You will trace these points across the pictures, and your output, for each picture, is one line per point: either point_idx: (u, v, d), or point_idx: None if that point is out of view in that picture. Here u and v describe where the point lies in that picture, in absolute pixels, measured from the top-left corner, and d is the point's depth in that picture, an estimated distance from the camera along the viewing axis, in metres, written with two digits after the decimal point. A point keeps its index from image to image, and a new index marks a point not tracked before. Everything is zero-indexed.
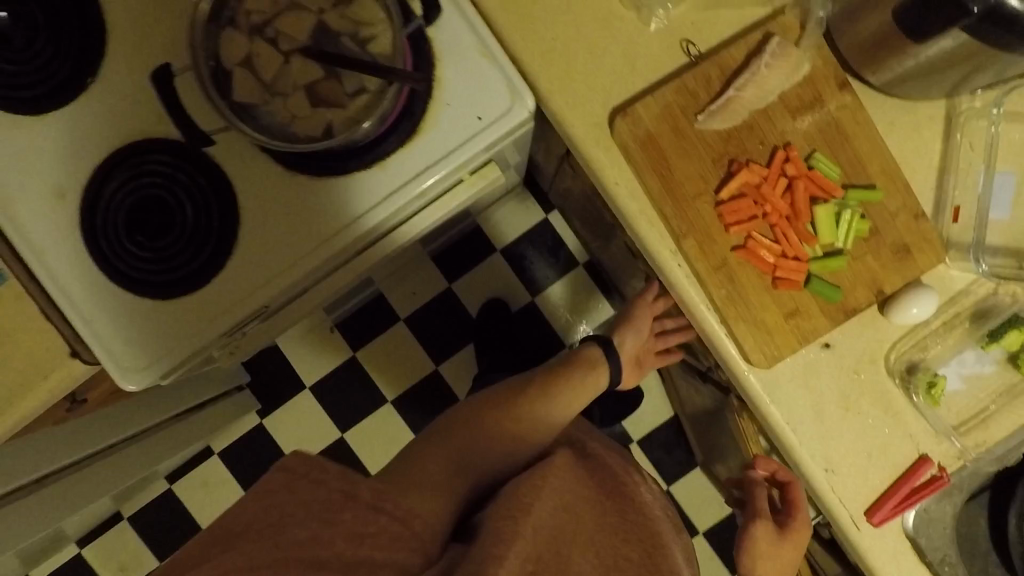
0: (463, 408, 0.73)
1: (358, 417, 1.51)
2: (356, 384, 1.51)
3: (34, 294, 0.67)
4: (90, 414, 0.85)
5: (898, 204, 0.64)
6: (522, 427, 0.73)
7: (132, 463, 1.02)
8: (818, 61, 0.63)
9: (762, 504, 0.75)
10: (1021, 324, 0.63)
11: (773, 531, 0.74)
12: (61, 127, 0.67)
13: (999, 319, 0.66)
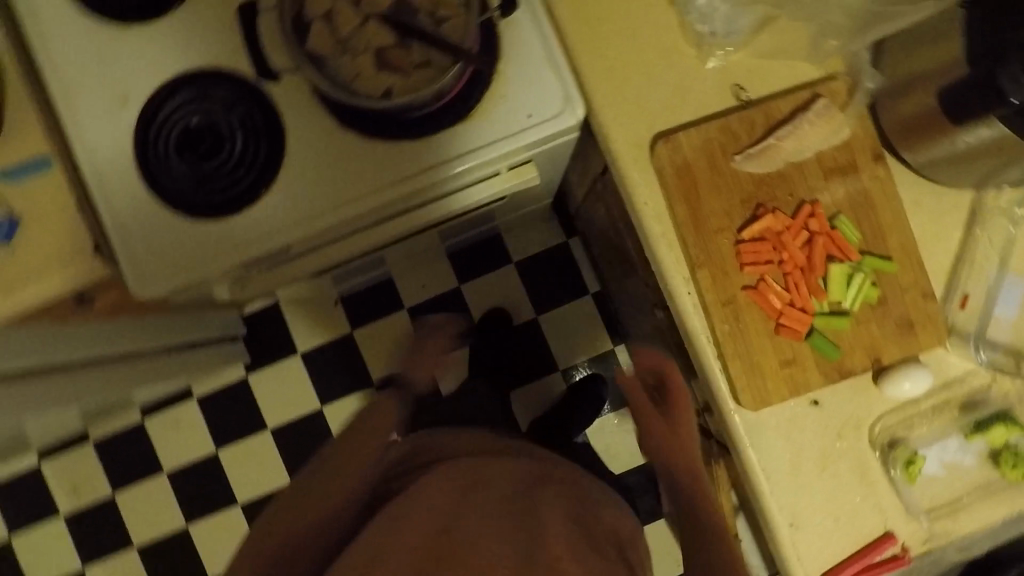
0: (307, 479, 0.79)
1: (342, 394, 1.52)
2: (347, 361, 1.53)
3: (75, 187, 0.70)
4: (94, 319, 0.88)
5: (909, 280, 0.66)
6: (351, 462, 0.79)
7: (116, 382, 1.04)
8: (859, 130, 0.66)
9: (642, 403, 0.74)
10: (1009, 420, 0.64)
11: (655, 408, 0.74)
12: (140, 41, 0.71)
13: (987, 412, 0.66)
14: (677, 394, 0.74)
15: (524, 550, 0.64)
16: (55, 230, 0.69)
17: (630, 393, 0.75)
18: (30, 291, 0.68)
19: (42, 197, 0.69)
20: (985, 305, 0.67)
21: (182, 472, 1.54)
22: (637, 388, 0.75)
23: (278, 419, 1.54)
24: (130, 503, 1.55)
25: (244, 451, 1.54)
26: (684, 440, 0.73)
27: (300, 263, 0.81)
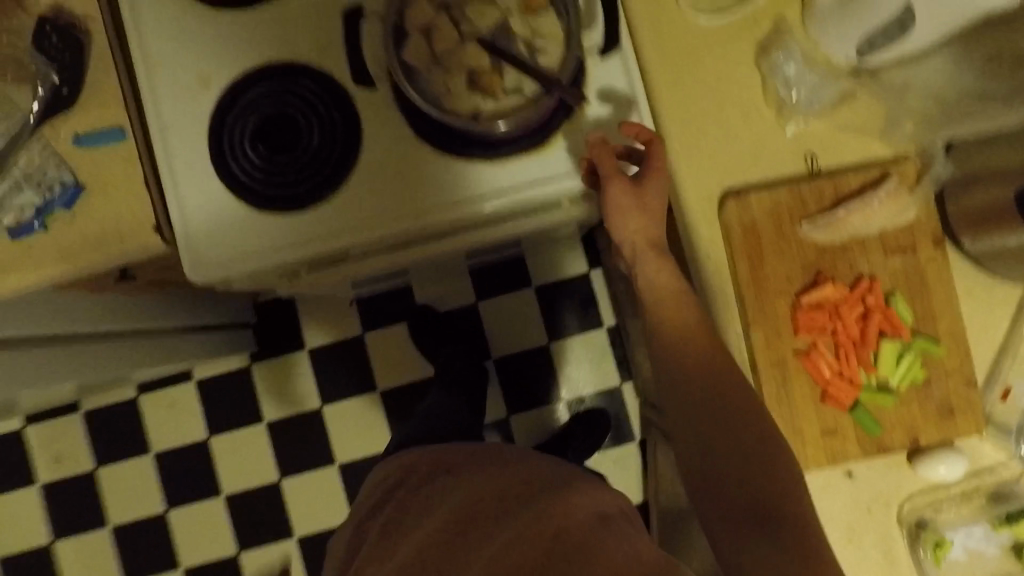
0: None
1: (345, 395, 1.51)
2: (354, 363, 1.52)
3: (142, 161, 0.69)
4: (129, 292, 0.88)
5: (955, 366, 0.67)
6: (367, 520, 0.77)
7: (132, 358, 1.03)
8: (924, 213, 0.67)
9: (612, 173, 0.64)
10: None
11: (628, 187, 0.64)
12: (229, 27, 0.71)
13: (1016, 505, 0.67)
14: (654, 168, 0.64)
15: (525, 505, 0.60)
16: (117, 202, 0.69)
17: (596, 158, 0.64)
18: (85, 260, 0.68)
19: (110, 168, 0.68)
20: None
21: (169, 453, 1.52)
22: (610, 156, 0.64)
23: (275, 413, 1.52)
24: (112, 478, 1.52)
25: (236, 441, 1.52)
26: (650, 215, 0.65)
27: (349, 268, 0.80)
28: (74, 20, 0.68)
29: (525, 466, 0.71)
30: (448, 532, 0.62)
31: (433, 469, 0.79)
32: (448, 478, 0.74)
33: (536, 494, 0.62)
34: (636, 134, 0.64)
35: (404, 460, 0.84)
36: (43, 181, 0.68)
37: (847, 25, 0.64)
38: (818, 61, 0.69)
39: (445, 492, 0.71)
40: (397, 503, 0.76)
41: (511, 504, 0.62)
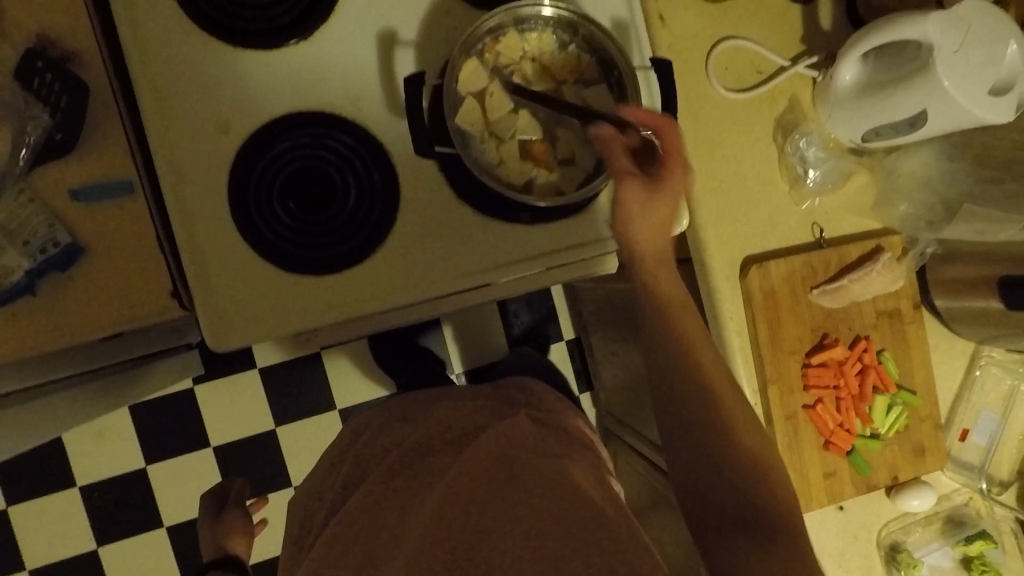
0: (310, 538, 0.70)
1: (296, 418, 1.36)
2: (306, 382, 1.36)
3: (153, 216, 0.62)
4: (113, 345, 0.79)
5: (927, 413, 0.78)
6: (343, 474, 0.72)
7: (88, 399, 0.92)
8: (907, 281, 0.77)
9: (623, 167, 0.54)
10: (988, 537, 0.79)
11: (640, 184, 0.54)
12: (252, 69, 0.65)
13: (969, 529, 0.80)
14: (671, 161, 0.55)
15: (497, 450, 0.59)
16: (124, 262, 0.61)
17: (605, 147, 0.54)
18: (86, 330, 0.61)
19: (116, 223, 0.61)
20: (979, 438, 0.81)
21: (99, 486, 1.31)
22: (624, 140, 0.55)
23: (222, 437, 1.34)
24: (23, 519, 1.29)
25: (174, 469, 1.33)
26: (660, 219, 0.55)
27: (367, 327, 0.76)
28: (69, 54, 0.60)
29: (466, 398, 0.72)
30: (411, 474, 0.64)
31: (379, 419, 0.76)
32: (401, 425, 0.73)
33: (485, 425, 0.65)
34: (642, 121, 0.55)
35: (356, 421, 0.81)
36: (31, 240, 0.59)
37: (854, 116, 0.71)
38: (829, 142, 0.76)
39: (397, 439, 0.70)
40: (353, 457, 0.74)
41: (460, 438, 0.65)
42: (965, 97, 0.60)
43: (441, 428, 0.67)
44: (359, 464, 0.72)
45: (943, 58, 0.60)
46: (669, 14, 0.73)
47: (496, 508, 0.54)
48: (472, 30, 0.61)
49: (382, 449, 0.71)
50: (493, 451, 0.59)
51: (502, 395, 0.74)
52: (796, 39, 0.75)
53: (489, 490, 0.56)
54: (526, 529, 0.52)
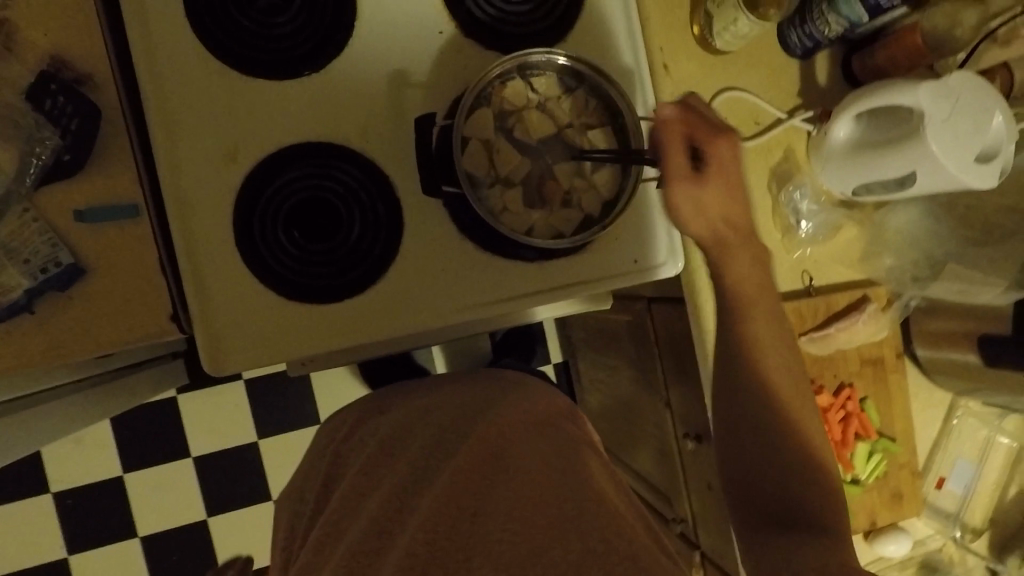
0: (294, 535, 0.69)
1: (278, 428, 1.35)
2: (291, 392, 1.35)
3: (156, 240, 0.62)
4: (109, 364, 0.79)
5: (905, 460, 0.80)
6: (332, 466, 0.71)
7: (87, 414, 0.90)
8: (890, 331, 0.79)
9: (681, 166, 0.59)
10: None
11: (686, 174, 0.60)
12: (263, 99, 0.65)
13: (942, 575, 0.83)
14: (715, 142, 0.60)
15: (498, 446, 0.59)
16: (125, 285, 0.61)
17: (662, 143, 0.60)
18: (82, 349, 0.60)
19: (119, 246, 0.61)
20: (955, 487, 0.84)
21: (74, 493, 1.28)
22: (680, 135, 0.60)
23: (204, 447, 1.32)
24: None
25: (153, 478, 1.31)
26: (716, 200, 0.60)
27: (364, 353, 0.76)
28: (81, 75, 0.60)
29: (446, 388, 0.73)
30: (396, 473, 0.61)
31: (362, 413, 0.76)
32: (381, 417, 0.73)
33: (472, 413, 0.66)
34: (692, 124, 0.60)
35: (335, 420, 0.82)
36: (30, 260, 0.59)
37: (846, 172, 0.73)
38: (821, 195, 0.78)
39: (381, 429, 0.70)
40: (335, 453, 0.73)
41: (446, 429, 0.64)
42: (952, 163, 0.63)
43: (426, 420, 0.67)
44: (340, 462, 0.71)
45: (934, 124, 0.62)
46: (672, 64, 0.75)
47: (490, 500, 0.54)
48: (484, 74, 0.63)
49: (367, 440, 0.71)
50: (483, 442, 0.60)
51: (497, 380, 0.74)
52: (793, 93, 0.78)
53: (476, 483, 0.56)
54: (511, 516, 0.52)
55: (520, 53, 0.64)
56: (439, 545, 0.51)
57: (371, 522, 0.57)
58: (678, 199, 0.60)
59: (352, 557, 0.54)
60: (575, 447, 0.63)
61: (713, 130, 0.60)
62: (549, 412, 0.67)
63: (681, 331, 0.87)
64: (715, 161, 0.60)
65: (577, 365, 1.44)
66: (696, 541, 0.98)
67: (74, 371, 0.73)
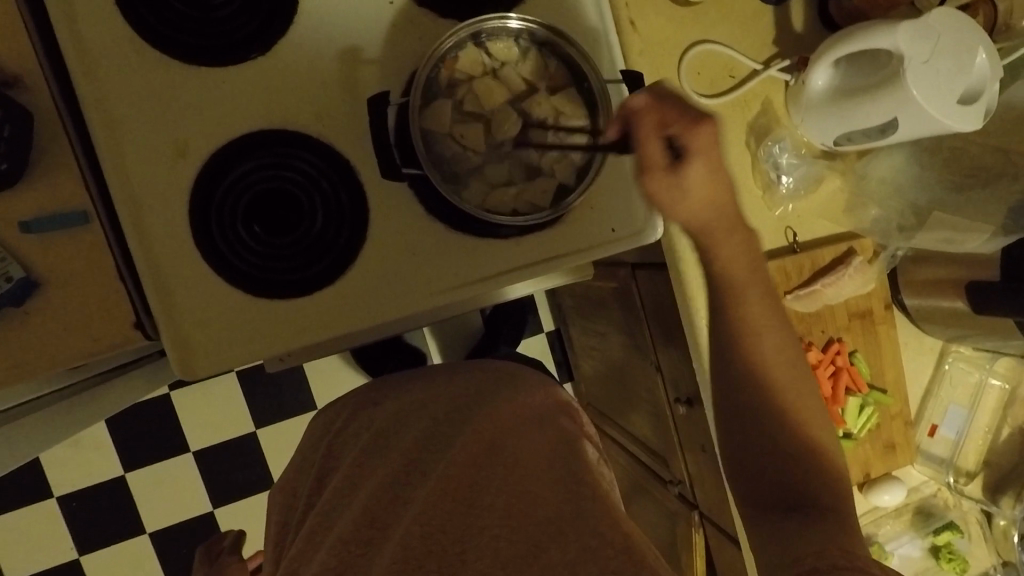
0: (285, 524, 0.69)
1: (274, 416, 1.32)
2: (282, 380, 1.31)
3: (110, 245, 0.60)
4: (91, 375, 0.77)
5: (897, 410, 0.80)
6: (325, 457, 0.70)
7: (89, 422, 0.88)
8: (878, 282, 0.78)
9: (655, 157, 0.56)
10: (956, 528, 0.82)
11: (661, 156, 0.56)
12: (209, 88, 0.62)
13: (938, 519, 0.84)
14: (694, 134, 0.55)
15: (494, 445, 0.58)
16: (82, 295, 0.59)
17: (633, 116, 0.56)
18: (46, 365, 0.58)
19: (71, 255, 0.59)
20: (948, 433, 0.84)
21: (78, 496, 1.25)
22: (649, 128, 0.56)
23: (202, 441, 1.29)
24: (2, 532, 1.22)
25: (154, 476, 1.28)
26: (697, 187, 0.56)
27: (342, 344, 0.74)
28: (9, 77, 0.57)
29: (441, 373, 0.70)
30: (388, 465, 0.60)
31: (356, 401, 0.74)
32: (375, 408, 0.70)
33: (466, 405, 0.63)
34: (665, 111, 0.56)
35: (334, 407, 0.77)
36: None
37: (825, 121, 0.70)
38: (802, 147, 0.76)
39: (375, 420, 0.67)
40: (329, 444, 0.70)
41: (441, 420, 0.63)
42: (933, 106, 0.60)
43: (415, 411, 0.66)
44: (333, 454, 0.69)
45: (912, 67, 0.59)
46: (639, 19, 0.72)
47: (485, 496, 0.54)
48: (438, 46, 0.60)
49: (359, 432, 0.69)
50: (478, 437, 0.58)
51: (490, 364, 0.71)
52: (768, 41, 0.75)
53: (472, 476, 0.55)
54: (507, 511, 0.52)
55: (474, 20, 0.61)
56: (434, 538, 0.51)
57: (363, 512, 0.56)
58: (674, 198, 0.57)
59: (344, 546, 0.54)
60: (573, 440, 0.61)
61: (692, 121, 0.55)
62: (547, 403, 0.65)
63: (666, 296, 0.85)
64: (695, 150, 0.55)
65: (568, 332, 1.43)
66: (695, 501, 0.98)
67: (46, 382, 0.70)
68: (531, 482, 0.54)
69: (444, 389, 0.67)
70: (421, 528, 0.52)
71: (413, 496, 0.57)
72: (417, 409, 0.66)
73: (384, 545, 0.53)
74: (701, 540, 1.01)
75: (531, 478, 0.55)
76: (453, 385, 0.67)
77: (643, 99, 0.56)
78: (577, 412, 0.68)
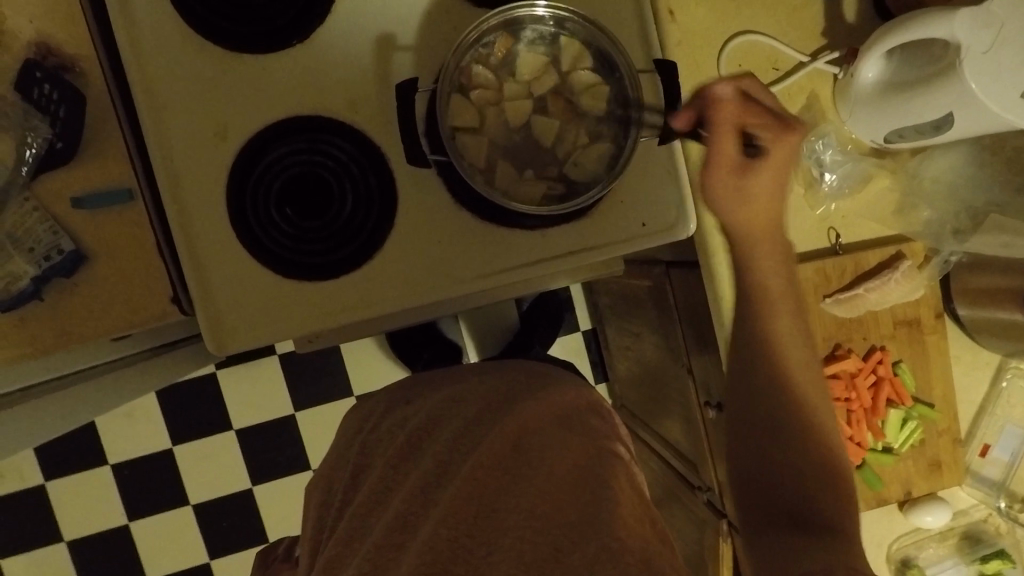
0: (313, 512, 0.70)
1: (312, 399, 1.35)
2: (321, 366, 1.35)
3: (151, 222, 0.63)
4: (134, 350, 0.81)
5: (944, 426, 0.75)
6: (354, 451, 0.70)
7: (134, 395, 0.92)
8: (928, 290, 0.73)
9: (727, 153, 0.53)
10: (1006, 557, 0.77)
11: (728, 164, 0.53)
12: (249, 72, 0.64)
13: (990, 548, 0.79)
14: (777, 142, 0.53)
15: (522, 448, 0.55)
16: (125, 269, 0.62)
17: (719, 111, 0.53)
18: (92, 334, 0.62)
19: (116, 232, 0.62)
20: (1002, 454, 0.78)
21: (131, 464, 1.31)
22: (729, 126, 0.53)
23: (244, 419, 1.34)
24: (62, 493, 1.30)
25: (200, 450, 1.33)
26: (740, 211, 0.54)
27: (369, 328, 0.76)
28: (66, 61, 0.61)
29: (474, 374, 0.69)
30: (420, 468, 0.58)
31: (389, 397, 0.74)
32: (407, 407, 0.70)
33: (498, 406, 0.61)
34: (746, 114, 0.53)
35: (365, 407, 0.77)
36: (35, 248, 0.60)
37: (874, 117, 0.67)
38: (848, 144, 0.72)
39: (409, 422, 0.66)
40: (360, 446, 0.69)
41: (471, 423, 0.60)
42: (992, 100, 0.56)
43: (446, 412, 0.64)
44: (368, 451, 0.68)
45: (970, 57, 0.55)
46: (678, 8, 0.69)
47: (508, 501, 0.51)
48: (469, 34, 0.61)
49: (389, 424, 0.69)
50: (504, 437, 0.56)
51: (512, 364, 0.71)
52: (816, 33, 0.71)
53: (498, 480, 0.53)
54: (531, 512, 0.49)
55: (505, 8, 0.61)
56: (461, 541, 0.50)
57: (392, 520, 0.54)
58: (722, 194, 0.54)
59: (377, 551, 0.53)
60: (603, 437, 0.58)
61: (783, 127, 0.53)
62: (576, 405, 0.62)
63: (700, 295, 0.83)
64: (772, 160, 0.53)
65: (604, 333, 1.41)
66: (725, 511, 0.95)
67: (91, 351, 0.74)
68: (555, 482, 0.51)
69: (473, 390, 0.65)
70: (445, 527, 0.50)
71: (435, 494, 0.55)
72: (445, 414, 0.64)
73: (409, 545, 0.52)
74: (730, 552, 0.97)
75: (556, 479, 0.52)
76: (483, 386, 0.65)
77: (733, 95, 0.53)
78: (608, 416, 0.64)
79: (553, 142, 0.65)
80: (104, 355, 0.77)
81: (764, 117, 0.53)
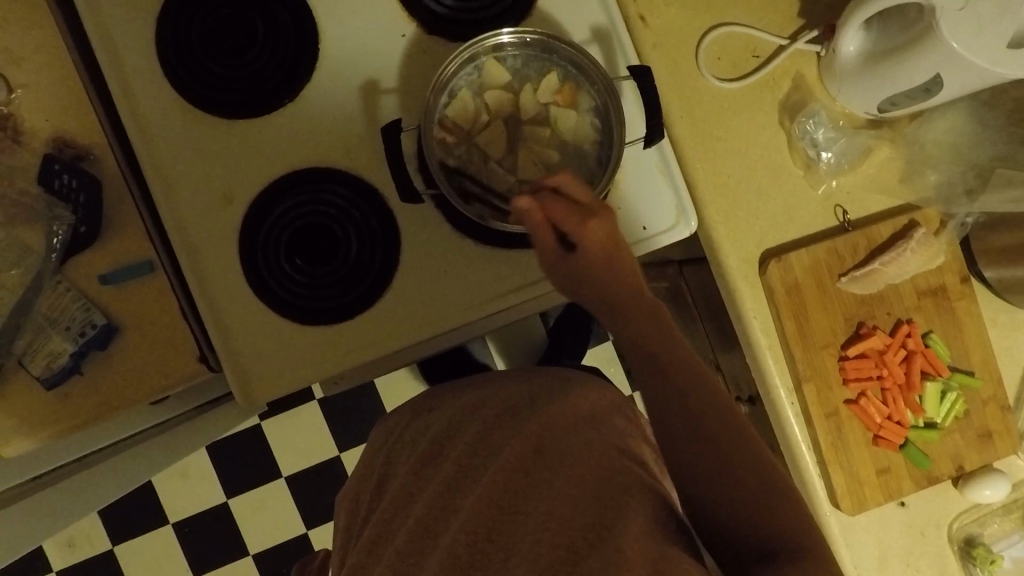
0: (341, 528, 0.72)
1: (355, 437, 1.38)
2: (359, 404, 1.38)
3: (173, 287, 0.67)
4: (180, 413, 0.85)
5: (988, 394, 0.73)
6: (376, 463, 0.72)
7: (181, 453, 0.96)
8: (949, 255, 0.71)
9: (547, 248, 0.55)
10: None
11: (559, 255, 0.55)
12: (246, 135, 0.68)
13: None
14: (579, 236, 0.53)
15: (543, 453, 0.55)
16: (152, 334, 0.66)
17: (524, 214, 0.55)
18: (132, 400, 0.66)
19: (142, 302, 0.66)
20: None
21: (190, 521, 1.36)
22: (540, 226, 0.54)
23: (291, 466, 1.37)
24: (129, 555, 1.35)
25: (254, 501, 1.37)
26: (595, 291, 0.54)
27: (393, 362, 0.78)
28: (81, 151, 0.66)
29: (492, 383, 0.68)
30: (440, 475, 0.60)
31: (413, 408, 0.75)
32: (429, 416, 0.70)
33: (515, 409, 0.62)
34: (550, 210, 0.54)
35: (386, 424, 0.78)
36: (71, 326, 0.65)
37: (862, 87, 0.66)
38: (841, 119, 0.72)
39: (428, 431, 0.67)
40: (386, 454, 0.71)
41: (492, 425, 0.61)
42: (978, 56, 0.55)
43: (467, 421, 0.65)
44: (389, 463, 0.69)
45: (945, 17, 0.54)
46: (650, 13, 0.70)
47: (529, 502, 0.52)
48: (444, 69, 0.63)
49: (414, 440, 0.69)
50: (525, 442, 0.56)
51: (530, 371, 0.71)
52: (792, 15, 0.71)
53: (518, 482, 0.54)
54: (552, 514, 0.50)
55: (474, 41, 0.63)
56: (480, 546, 0.50)
57: (415, 529, 0.56)
58: (570, 285, 0.56)
59: (399, 558, 0.55)
60: (625, 438, 0.59)
61: (578, 219, 0.53)
62: (599, 407, 0.62)
63: (714, 289, 0.82)
64: (583, 251, 0.53)
65: None
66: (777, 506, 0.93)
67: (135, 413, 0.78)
68: (575, 485, 0.51)
69: (493, 393, 0.66)
70: (466, 534, 0.52)
71: (457, 497, 0.57)
72: (465, 422, 0.65)
73: (433, 549, 0.53)
74: None
75: (576, 483, 0.52)
76: (501, 390, 0.66)
77: (529, 198, 0.54)
78: (631, 413, 0.64)
79: (542, 157, 0.66)
80: (148, 420, 0.81)
81: (567, 207, 0.53)
